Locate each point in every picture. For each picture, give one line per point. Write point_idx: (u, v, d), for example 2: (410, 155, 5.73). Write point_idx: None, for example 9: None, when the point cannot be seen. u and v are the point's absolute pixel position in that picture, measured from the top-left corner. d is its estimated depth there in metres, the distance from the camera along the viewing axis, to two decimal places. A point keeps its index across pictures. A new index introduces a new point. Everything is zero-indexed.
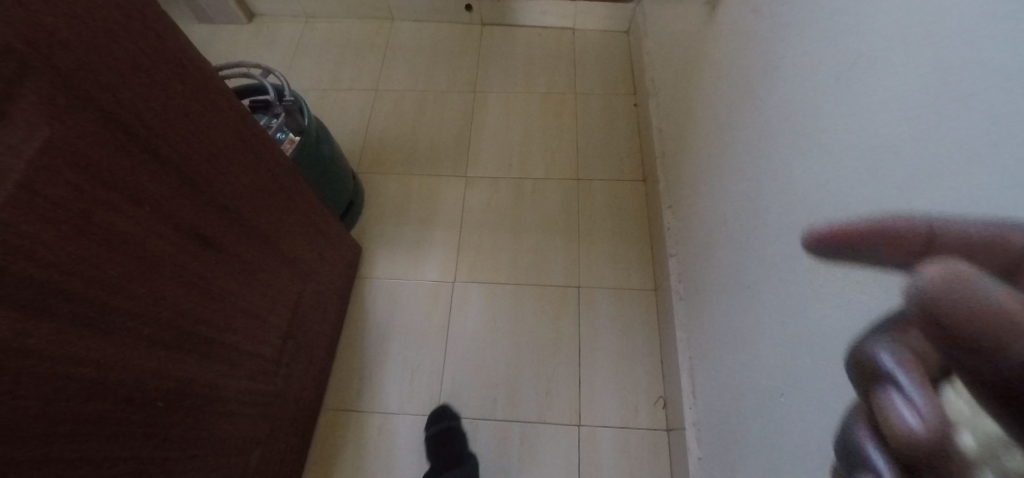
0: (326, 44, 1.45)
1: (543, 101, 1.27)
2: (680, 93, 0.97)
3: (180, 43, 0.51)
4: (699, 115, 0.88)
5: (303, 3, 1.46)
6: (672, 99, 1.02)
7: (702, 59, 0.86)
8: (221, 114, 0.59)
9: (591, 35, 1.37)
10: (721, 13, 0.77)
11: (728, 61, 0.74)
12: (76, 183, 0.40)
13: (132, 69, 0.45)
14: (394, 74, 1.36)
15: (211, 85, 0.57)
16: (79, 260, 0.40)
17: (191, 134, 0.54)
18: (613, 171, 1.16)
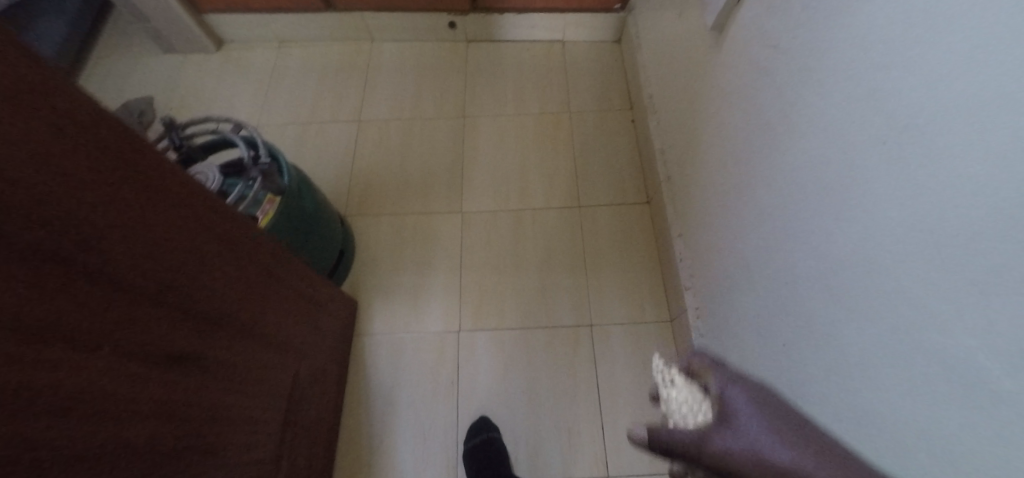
0: (307, 72, 1.31)
1: (536, 123, 1.20)
2: (685, 115, 0.91)
3: (138, 150, 0.45)
4: (707, 143, 0.81)
5: (273, 27, 1.30)
6: (675, 121, 0.95)
7: (707, 86, 0.79)
8: (186, 207, 0.53)
9: (581, 47, 1.29)
10: (727, 37, 0.70)
11: (744, 89, 0.66)
12: (43, 353, 0.34)
13: (84, 185, 0.39)
14: (378, 102, 1.26)
15: (174, 178, 0.51)
16: (54, 440, 0.35)
17: (156, 239, 0.47)
18: (616, 194, 1.09)
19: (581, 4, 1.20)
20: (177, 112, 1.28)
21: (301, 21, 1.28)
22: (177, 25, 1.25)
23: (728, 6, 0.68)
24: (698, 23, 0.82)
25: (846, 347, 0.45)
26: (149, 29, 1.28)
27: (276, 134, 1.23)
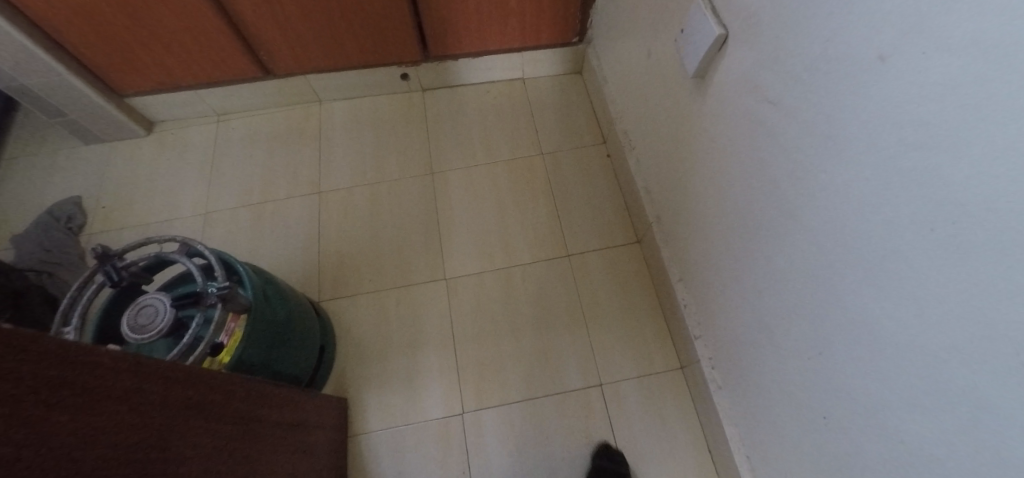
0: (257, 145, 1.20)
1: (510, 170, 1.14)
2: (666, 155, 0.87)
3: (78, 355, 0.36)
4: (699, 189, 0.77)
5: (209, 101, 1.18)
6: (655, 159, 0.92)
7: (690, 130, 0.75)
8: (138, 392, 0.43)
9: (543, 83, 1.25)
10: (708, 86, 0.66)
11: (737, 141, 0.62)
12: None
13: (9, 436, 0.29)
14: (338, 169, 1.15)
15: (119, 363, 0.41)
16: None
17: (113, 452, 0.38)
18: (604, 237, 1.05)
19: (538, 41, 1.16)
20: (109, 211, 1.13)
21: (241, 91, 1.17)
22: (95, 115, 1.12)
23: (706, 55, 0.64)
24: (667, 64, 0.78)
25: (909, 443, 0.41)
26: (60, 122, 1.13)
27: (229, 220, 1.11)
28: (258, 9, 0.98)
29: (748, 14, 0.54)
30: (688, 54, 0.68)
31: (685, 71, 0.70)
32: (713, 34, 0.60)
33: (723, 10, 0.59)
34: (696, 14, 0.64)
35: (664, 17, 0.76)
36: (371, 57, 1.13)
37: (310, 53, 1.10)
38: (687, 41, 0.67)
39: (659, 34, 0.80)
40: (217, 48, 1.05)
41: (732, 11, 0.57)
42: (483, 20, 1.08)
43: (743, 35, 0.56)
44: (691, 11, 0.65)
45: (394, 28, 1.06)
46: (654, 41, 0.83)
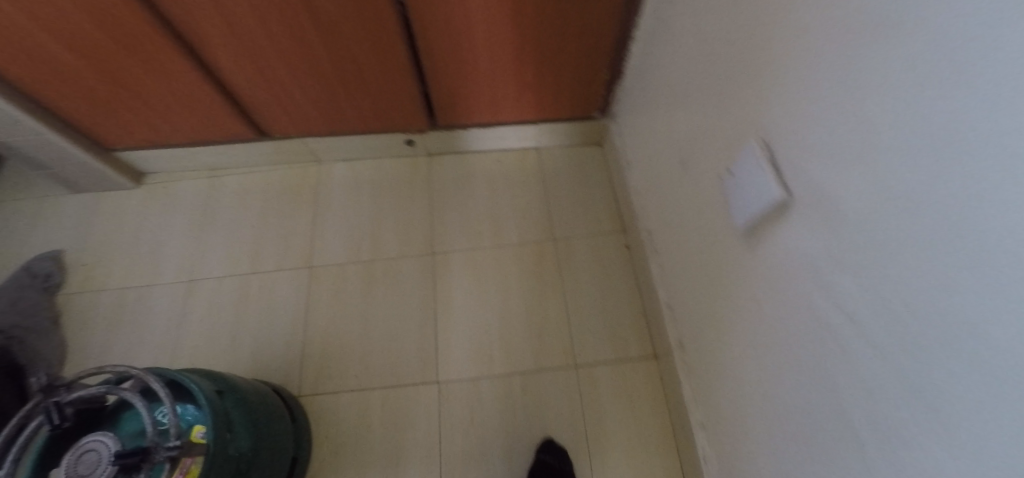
0: (248, 206, 1.11)
1: (518, 258, 1.03)
2: (698, 281, 0.75)
3: None
4: (736, 343, 0.65)
5: (202, 157, 1.10)
6: (684, 278, 0.80)
7: (730, 276, 0.64)
8: None
9: (561, 155, 1.14)
10: (759, 244, 0.55)
11: (785, 323, 0.51)
12: None
13: None
14: (332, 241, 1.05)
15: None
16: None
17: None
18: (617, 348, 0.94)
19: (556, 115, 1.05)
20: (89, 269, 1.02)
21: (235, 149, 1.09)
22: (79, 167, 1.03)
23: (763, 212, 0.52)
24: (710, 192, 0.67)
25: None
26: (44, 174, 1.06)
27: (212, 290, 0.99)
28: (251, 75, 0.90)
29: (810, 192, 0.43)
30: (740, 200, 0.57)
31: (733, 218, 0.60)
32: (773, 195, 0.50)
33: (786, 171, 0.48)
34: (753, 162, 0.53)
35: (709, 137, 0.66)
36: (373, 123, 1.04)
37: (308, 117, 1.02)
38: (742, 187, 0.57)
39: (701, 150, 0.69)
40: (210, 111, 0.97)
41: (795, 176, 0.46)
42: (496, 93, 0.98)
43: (803, 211, 0.45)
44: (746, 155, 0.55)
45: (400, 97, 0.98)
46: (693, 155, 0.72)
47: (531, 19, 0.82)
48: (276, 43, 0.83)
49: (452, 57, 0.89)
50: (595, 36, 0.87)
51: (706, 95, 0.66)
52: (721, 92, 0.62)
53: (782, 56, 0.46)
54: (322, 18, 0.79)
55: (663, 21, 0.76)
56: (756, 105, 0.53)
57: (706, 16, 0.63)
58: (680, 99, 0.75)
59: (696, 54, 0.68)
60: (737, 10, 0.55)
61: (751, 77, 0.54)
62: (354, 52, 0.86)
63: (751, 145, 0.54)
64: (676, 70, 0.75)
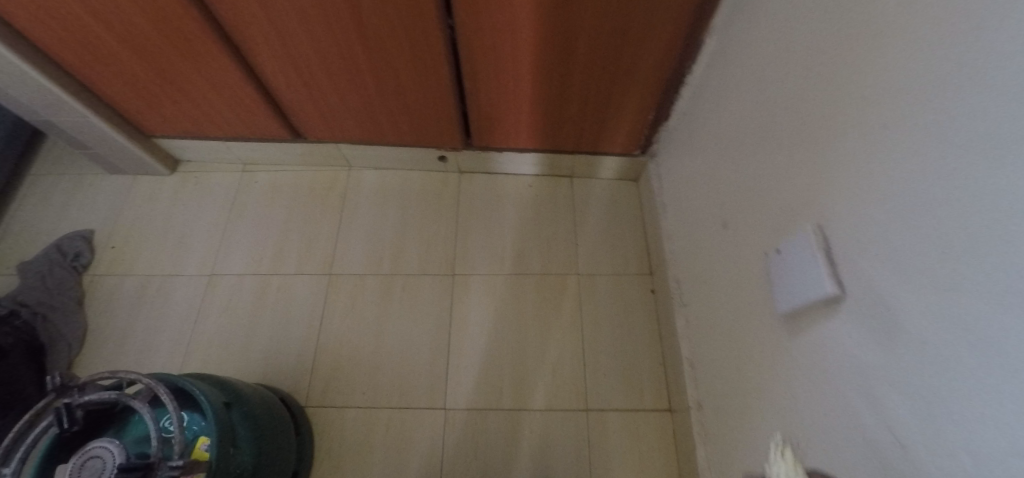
0: (275, 206, 1.11)
1: (539, 288, 1.02)
2: (726, 346, 0.73)
3: None
4: (764, 422, 0.62)
5: (236, 151, 1.11)
6: (711, 340, 0.78)
7: (766, 353, 0.61)
8: None
9: (593, 187, 1.12)
10: (803, 336, 0.53)
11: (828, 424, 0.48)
12: None
13: None
14: (355, 250, 1.05)
15: None
16: None
17: None
18: (631, 395, 0.91)
19: (594, 147, 1.03)
20: (117, 253, 1.04)
21: (270, 148, 1.10)
22: (119, 150, 1.05)
23: (811, 304, 0.50)
24: (756, 265, 0.63)
25: None
26: (85, 153, 1.08)
27: (230, 287, 0.99)
28: (293, 80, 0.90)
29: (876, 301, 0.41)
30: (787, 285, 0.55)
31: (774, 302, 0.58)
32: (825, 291, 0.47)
33: (844, 269, 0.46)
34: (807, 252, 0.51)
35: (757, 207, 0.63)
36: (409, 137, 1.04)
37: (344, 125, 1.02)
38: (790, 271, 0.54)
39: (746, 215, 0.67)
40: (249, 110, 0.98)
41: (853, 282, 0.44)
42: (536, 121, 0.97)
43: (863, 318, 0.43)
44: (799, 240, 0.53)
45: (438, 116, 0.97)
46: (737, 217, 0.69)
47: (580, 56, 0.80)
48: (321, 52, 0.83)
49: (496, 85, 0.88)
50: (646, 79, 0.85)
51: (758, 162, 0.64)
52: (774, 165, 0.60)
53: (855, 153, 0.44)
54: (370, 34, 0.78)
55: (719, 73, 0.74)
56: (815, 190, 0.51)
57: (767, 81, 0.61)
58: (727, 158, 0.72)
59: (751, 118, 0.65)
60: (803, 86, 0.53)
61: (812, 160, 0.52)
62: (398, 69, 0.86)
63: (806, 232, 0.52)
64: (728, 128, 0.72)
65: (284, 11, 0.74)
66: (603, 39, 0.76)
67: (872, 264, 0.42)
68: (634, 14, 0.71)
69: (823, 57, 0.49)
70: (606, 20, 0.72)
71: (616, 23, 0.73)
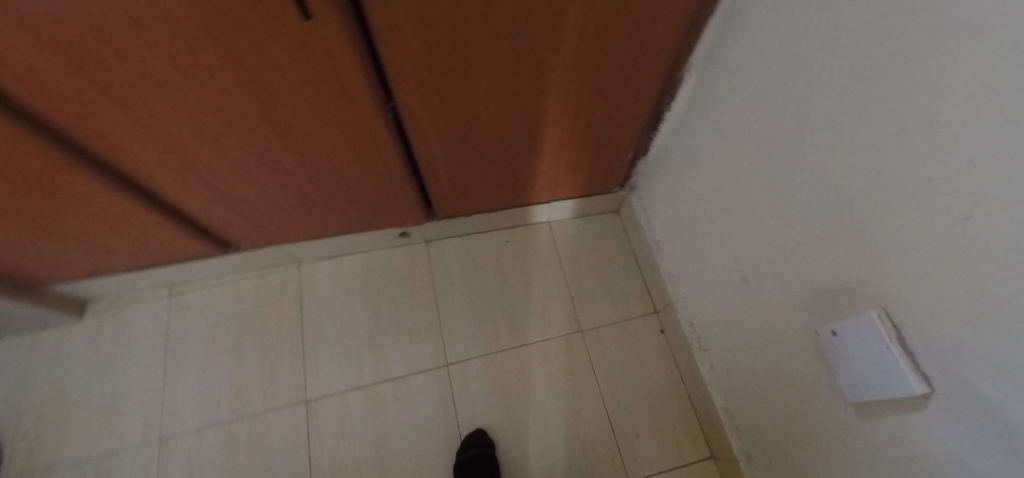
0: (221, 330, 0.93)
1: (544, 354, 0.94)
2: (774, 398, 0.69)
3: None
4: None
5: (156, 276, 0.92)
6: (751, 387, 0.74)
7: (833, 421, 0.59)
8: None
9: (573, 227, 1.04)
10: (886, 423, 0.51)
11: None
12: None
13: None
14: (330, 364, 0.91)
15: None
16: None
17: None
18: (668, 452, 0.86)
19: (574, 192, 0.94)
20: (29, 442, 0.83)
21: (198, 266, 0.92)
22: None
23: (895, 399, 0.48)
24: (795, 327, 0.63)
25: None
26: None
27: (190, 449, 0.83)
28: (213, 197, 0.75)
29: (984, 404, 0.39)
30: (854, 372, 0.53)
31: (840, 389, 0.56)
32: (913, 389, 0.45)
33: (930, 364, 0.44)
34: (878, 340, 0.49)
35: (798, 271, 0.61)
36: (365, 222, 0.91)
37: (285, 227, 0.87)
38: (855, 356, 0.53)
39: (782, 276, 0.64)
40: (165, 236, 0.80)
41: (948, 377, 0.42)
42: (505, 181, 0.87)
43: (966, 418, 0.41)
44: (862, 324, 0.51)
45: (394, 197, 0.85)
46: (761, 273, 0.68)
47: (546, 111, 0.72)
48: (241, 162, 0.69)
49: (453, 155, 0.78)
50: (618, 122, 0.78)
51: (787, 228, 0.62)
52: (814, 236, 0.57)
53: (934, 251, 0.42)
54: (297, 132, 0.66)
55: (710, 119, 0.72)
56: (877, 276, 0.49)
57: (779, 147, 0.60)
58: (742, 216, 0.70)
59: (772, 180, 0.63)
60: (841, 160, 0.51)
61: (864, 243, 0.50)
62: (335, 162, 0.73)
63: (870, 314, 0.50)
64: (733, 182, 0.71)
65: (185, 129, 0.60)
66: (569, 91, 0.69)
67: (970, 366, 0.40)
68: (604, 64, 0.65)
69: (867, 134, 0.47)
70: (568, 72, 0.65)
71: (582, 72, 0.66)
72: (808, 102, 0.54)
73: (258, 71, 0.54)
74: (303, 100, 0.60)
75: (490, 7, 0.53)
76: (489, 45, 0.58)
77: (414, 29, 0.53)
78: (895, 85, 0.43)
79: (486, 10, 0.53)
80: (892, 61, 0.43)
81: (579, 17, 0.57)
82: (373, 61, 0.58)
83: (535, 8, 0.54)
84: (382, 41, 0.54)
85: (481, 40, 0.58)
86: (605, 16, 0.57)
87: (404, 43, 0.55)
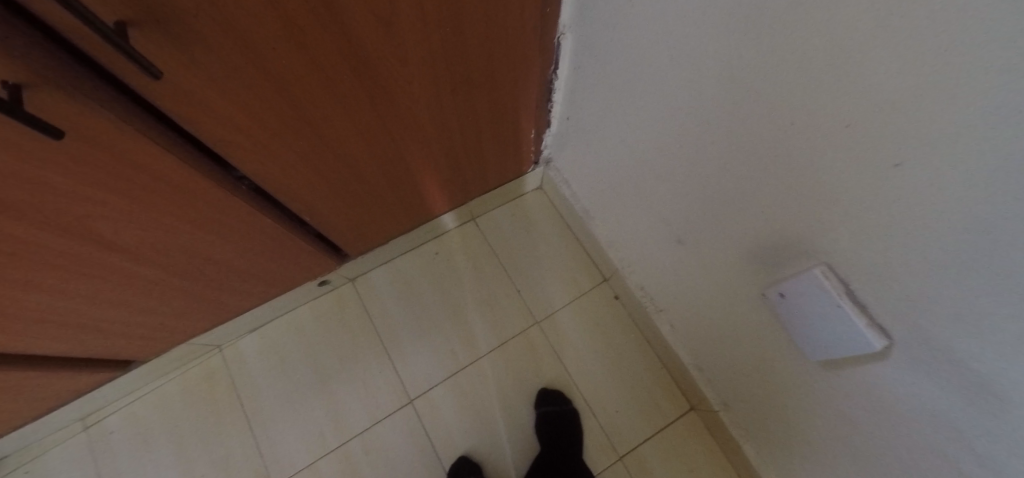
0: (156, 447, 0.83)
1: (507, 358, 0.90)
2: (738, 351, 0.67)
3: None
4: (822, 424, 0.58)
5: (56, 418, 0.80)
6: (713, 341, 0.72)
7: (800, 369, 0.57)
8: None
9: (500, 218, 0.98)
10: (847, 372, 0.49)
11: (935, 453, 0.44)
12: None
13: None
14: (287, 441, 0.84)
15: None
16: None
17: None
18: (651, 414, 0.86)
19: (487, 183, 0.87)
20: None
21: (103, 390, 0.81)
22: None
23: (855, 353, 0.46)
24: (737, 285, 0.60)
25: None
26: None
27: None
28: (77, 333, 0.63)
29: (947, 353, 0.37)
30: (807, 332, 0.50)
31: (800, 348, 0.53)
32: (873, 345, 0.43)
33: (882, 314, 0.41)
34: (828, 300, 0.45)
35: (730, 231, 0.57)
36: (273, 286, 0.81)
37: (182, 324, 0.76)
38: (807, 318, 0.49)
39: (714, 237, 0.60)
40: (43, 385, 0.68)
41: (903, 327, 0.40)
42: (408, 199, 0.78)
43: (930, 365, 0.39)
44: (808, 283, 0.47)
45: (294, 257, 0.75)
46: (692, 234, 0.64)
47: (426, 130, 0.63)
48: (88, 292, 0.56)
49: (338, 199, 0.67)
50: (512, 111, 0.69)
51: (706, 189, 0.57)
52: (738, 197, 0.52)
53: (868, 210, 0.37)
54: (136, 243, 0.53)
55: (601, 81, 0.64)
56: (812, 235, 0.45)
57: (678, 104, 0.53)
58: (659, 181, 0.65)
59: (682, 141, 0.56)
60: (746, 117, 0.45)
61: (790, 201, 0.45)
62: (204, 252, 0.61)
63: (814, 273, 0.46)
64: (643, 143, 0.64)
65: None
66: (443, 102, 0.59)
67: (929, 319, 0.37)
68: (477, 69, 0.56)
69: (769, 89, 0.41)
70: (439, 88, 0.56)
71: (451, 80, 0.56)
72: (698, 57, 0.46)
73: (42, 208, 0.41)
74: (122, 211, 0.47)
75: (310, 53, 0.41)
76: (327, 88, 0.46)
77: (218, 99, 0.41)
78: (786, 35, 0.36)
79: (305, 56, 0.41)
80: (772, 5, 0.35)
81: (428, 32, 0.47)
82: (185, 142, 0.46)
83: (367, 35, 0.42)
84: (193, 126, 0.43)
85: (324, 93, 0.47)
86: (456, 15, 0.46)
87: (220, 119, 0.44)
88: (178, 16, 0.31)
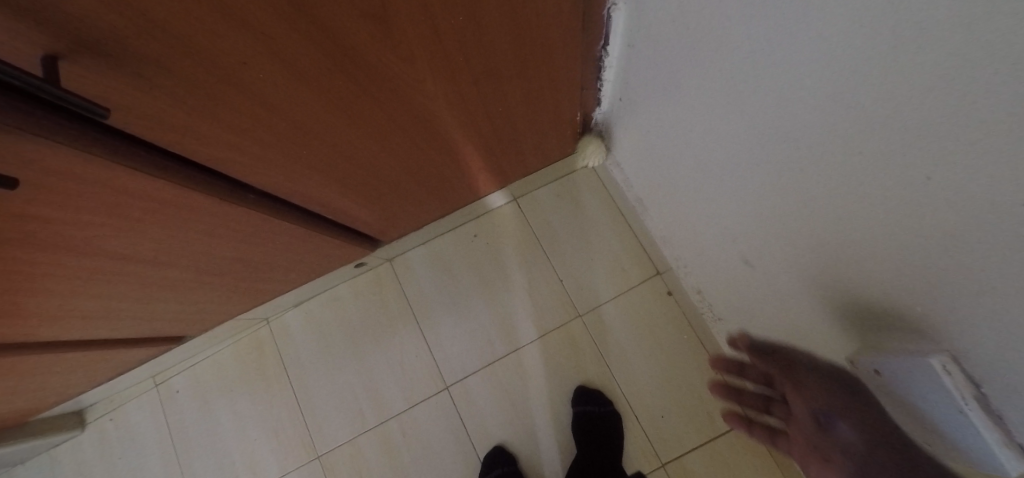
0: (216, 407, 0.90)
1: (546, 351, 0.85)
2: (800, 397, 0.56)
3: None
4: None
5: (129, 376, 0.87)
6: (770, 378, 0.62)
7: None
8: None
9: (543, 199, 0.88)
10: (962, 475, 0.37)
11: None
12: None
13: None
14: (329, 413, 0.87)
15: None
16: None
17: None
18: (700, 423, 0.79)
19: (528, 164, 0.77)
20: None
21: (167, 355, 0.87)
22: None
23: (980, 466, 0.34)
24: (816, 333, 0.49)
25: None
26: None
27: None
28: (124, 323, 0.64)
29: None
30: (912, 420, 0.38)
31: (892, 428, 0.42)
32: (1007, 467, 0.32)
33: None
34: (942, 399, 0.34)
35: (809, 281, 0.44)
36: (309, 273, 0.79)
37: (226, 308, 0.77)
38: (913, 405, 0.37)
39: (793, 277, 0.48)
40: (105, 358, 0.73)
41: None
42: (439, 189, 0.71)
43: None
44: (913, 370, 0.35)
45: (319, 249, 0.71)
46: (762, 262, 0.52)
47: (448, 125, 0.53)
48: (121, 294, 0.55)
49: (360, 197, 0.61)
50: (553, 95, 0.57)
51: (788, 223, 0.43)
52: (830, 242, 0.39)
53: None
54: (155, 253, 0.50)
55: (656, 63, 0.49)
56: (942, 323, 0.32)
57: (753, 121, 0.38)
58: (724, 196, 0.51)
59: (760, 159, 0.42)
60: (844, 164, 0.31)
61: (907, 278, 0.32)
62: (233, 253, 0.59)
63: (930, 364, 0.33)
64: (708, 147, 0.49)
65: (18, 303, 0.45)
66: (465, 96, 0.49)
67: None
68: (507, 56, 0.45)
69: (888, 145, 0.26)
70: (459, 84, 0.46)
71: (473, 72, 0.45)
72: (786, 70, 0.31)
73: (44, 239, 0.37)
74: (132, 230, 0.44)
75: (291, 66, 0.32)
76: (325, 97, 0.38)
77: (203, 122, 0.35)
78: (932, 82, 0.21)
79: (286, 68, 0.32)
80: None
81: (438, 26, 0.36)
82: (187, 162, 0.40)
83: (360, 37, 0.32)
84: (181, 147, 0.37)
85: (320, 105, 0.39)
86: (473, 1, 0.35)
87: (210, 141, 0.37)
88: (116, 43, 0.23)
